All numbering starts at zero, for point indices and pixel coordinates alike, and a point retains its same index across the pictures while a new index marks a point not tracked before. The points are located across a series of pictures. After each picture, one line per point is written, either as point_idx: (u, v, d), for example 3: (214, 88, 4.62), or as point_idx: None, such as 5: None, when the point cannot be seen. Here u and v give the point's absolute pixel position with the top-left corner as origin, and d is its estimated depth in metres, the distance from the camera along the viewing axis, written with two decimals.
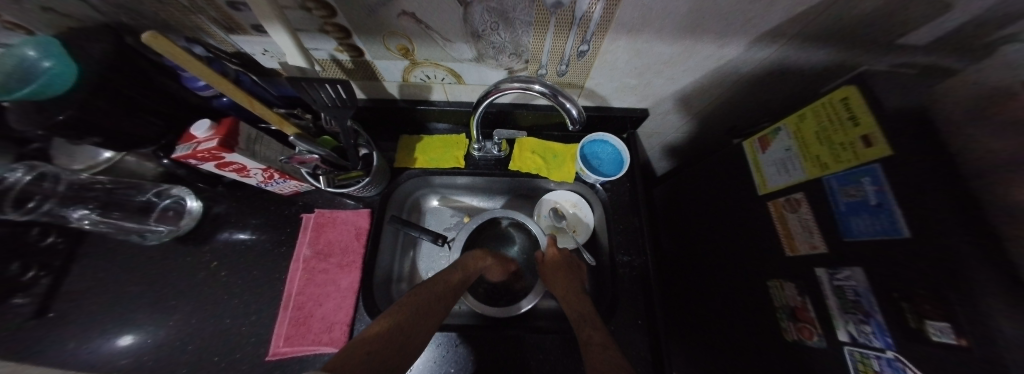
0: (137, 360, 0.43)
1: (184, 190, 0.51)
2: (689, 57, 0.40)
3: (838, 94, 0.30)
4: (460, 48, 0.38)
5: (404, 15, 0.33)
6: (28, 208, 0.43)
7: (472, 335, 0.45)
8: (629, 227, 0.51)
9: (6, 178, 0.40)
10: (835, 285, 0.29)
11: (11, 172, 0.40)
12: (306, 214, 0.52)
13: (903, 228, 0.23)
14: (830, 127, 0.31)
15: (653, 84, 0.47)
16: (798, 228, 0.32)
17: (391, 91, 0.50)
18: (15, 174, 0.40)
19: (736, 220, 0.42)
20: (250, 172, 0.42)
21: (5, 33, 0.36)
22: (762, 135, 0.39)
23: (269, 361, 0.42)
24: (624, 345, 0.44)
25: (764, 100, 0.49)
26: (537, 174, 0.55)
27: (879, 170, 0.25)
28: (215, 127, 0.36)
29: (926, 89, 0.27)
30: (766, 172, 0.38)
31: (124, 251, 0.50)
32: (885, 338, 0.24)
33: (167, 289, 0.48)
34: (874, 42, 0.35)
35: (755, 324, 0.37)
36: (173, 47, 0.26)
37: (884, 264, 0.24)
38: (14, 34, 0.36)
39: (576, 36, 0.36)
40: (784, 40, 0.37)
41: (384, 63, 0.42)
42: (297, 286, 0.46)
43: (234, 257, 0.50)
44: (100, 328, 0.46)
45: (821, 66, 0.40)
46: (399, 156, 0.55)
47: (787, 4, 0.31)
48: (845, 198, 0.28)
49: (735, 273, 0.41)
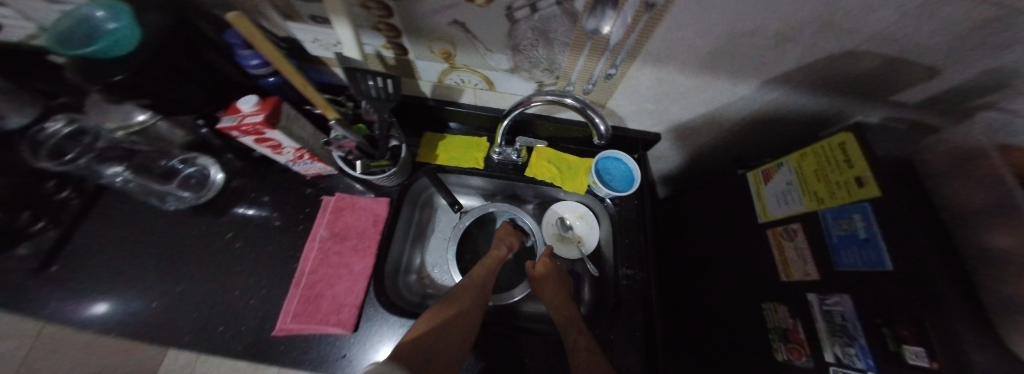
0: (138, 322, 0.43)
1: (209, 160, 0.53)
2: (706, 90, 0.44)
3: (837, 138, 0.33)
4: (499, 58, 0.41)
5: (454, 23, 0.36)
6: (64, 160, 0.45)
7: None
8: (635, 241, 0.54)
9: (46, 128, 0.43)
10: (824, 309, 0.31)
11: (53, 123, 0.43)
12: (326, 197, 0.53)
13: (887, 262, 0.27)
14: (828, 166, 0.34)
15: (669, 111, 0.50)
16: (794, 256, 0.35)
17: (423, 89, 0.52)
18: (55, 126, 0.44)
19: (738, 245, 0.44)
20: (283, 150, 0.44)
21: None
22: (767, 167, 0.42)
23: (274, 336, 0.43)
24: (622, 354, 0.46)
25: (770, 136, 0.53)
26: (550, 183, 0.57)
27: (869, 208, 0.29)
28: (260, 104, 0.38)
29: (912, 145, 0.31)
30: (768, 202, 0.41)
31: (139, 211, 0.51)
32: (867, 359, 0.27)
33: (178, 254, 0.48)
34: (873, 96, 0.39)
35: (747, 342, 0.40)
36: (250, 27, 0.28)
37: (871, 294, 0.27)
38: None
39: (606, 61, 0.39)
40: (791, 85, 0.40)
41: (423, 63, 0.45)
42: (311, 265, 0.47)
43: (249, 231, 0.51)
44: (104, 287, 0.46)
45: (823, 112, 0.44)
46: (422, 152, 0.57)
47: (795, 55, 0.35)
48: (838, 230, 0.31)
49: (732, 293, 0.44)
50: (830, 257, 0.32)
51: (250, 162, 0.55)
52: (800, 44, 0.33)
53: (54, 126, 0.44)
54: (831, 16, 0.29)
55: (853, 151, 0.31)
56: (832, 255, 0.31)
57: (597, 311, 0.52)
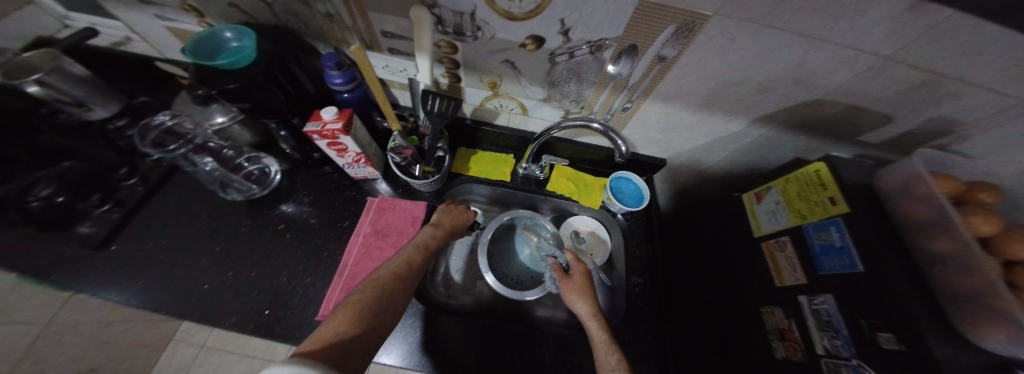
0: (192, 300, 0.47)
1: (272, 161, 0.61)
2: (706, 124, 0.53)
3: (812, 166, 0.42)
4: (536, 89, 0.51)
5: (505, 62, 0.46)
6: (167, 149, 0.51)
7: (446, 317, 0.50)
8: (644, 253, 0.60)
9: (155, 119, 0.52)
10: (812, 308, 0.37)
11: (160, 115, 0.52)
12: (370, 198, 0.59)
13: (857, 265, 0.33)
14: (808, 188, 0.42)
15: (674, 141, 0.59)
16: (784, 264, 0.42)
17: (464, 111, 0.61)
18: (161, 118, 0.53)
19: (736, 257, 0.51)
20: (346, 153, 0.51)
21: (178, 13, 0.48)
22: (758, 190, 0.49)
23: (316, 322, 0.46)
24: (635, 357, 0.49)
25: (760, 166, 0.61)
26: (568, 197, 0.64)
27: (841, 222, 0.36)
28: (338, 113, 0.45)
29: (873, 175, 0.38)
30: (760, 219, 0.48)
31: (198, 201, 0.57)
32: (851, 348, 0.32)
33: (231, 241, 0.53)
34: (841, 136, 0.48)
35: (747, 345, 0.45)
36: (361, 56, 0.36)
37: (849, 293, 0.33)
38: (185, 15, 0.48)
39: (624, 96, 0.49)
40: (775, 124, 0.49)
41: (471, 90, 0.54)
42: (354, 257, 0.51)
43: (298, 224, 0.56)
44: (161, 267, 0.50)
45: (803, 148, 0.53)
46: (456, 164, 0.65)
47: (776, 99, 0.44)
48: (819, 241, 0.38)
49: (733, 300, 0.49)
50: (814, 263, 0.38)
51: (303, 164, 0.62)
52: (778, 93, 0.43)
53: (160, 118, 0.53)
54: (799, 72, 0.38)
55: (826, 176, 0.39)
56: (815, 262, 0.38)
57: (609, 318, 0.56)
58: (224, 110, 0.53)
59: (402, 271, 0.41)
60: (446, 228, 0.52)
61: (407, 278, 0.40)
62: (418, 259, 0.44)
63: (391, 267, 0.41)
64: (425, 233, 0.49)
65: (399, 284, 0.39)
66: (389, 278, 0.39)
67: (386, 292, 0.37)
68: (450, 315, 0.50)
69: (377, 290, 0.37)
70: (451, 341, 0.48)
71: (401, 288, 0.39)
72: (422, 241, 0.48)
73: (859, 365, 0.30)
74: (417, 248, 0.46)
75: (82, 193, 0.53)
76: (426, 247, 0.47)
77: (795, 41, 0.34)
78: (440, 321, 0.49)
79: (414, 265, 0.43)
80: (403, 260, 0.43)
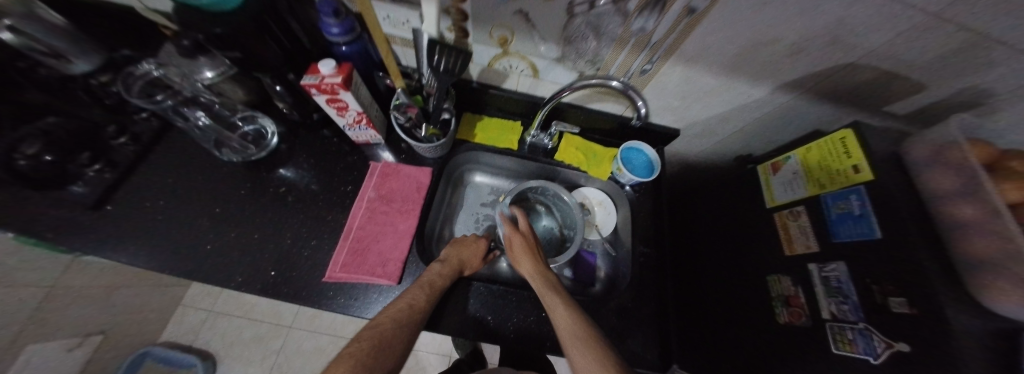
0: (196, 260, 0.46)
1: (268, 121, 0.58)
2: (727, 90, 0.50)
3: (837, 134, 0.40)
4: (550, 47, 0.47)
5: (518, 13, 0.41)
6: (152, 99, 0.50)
7: (446, 312, 0.47)
8: (651, 225, 0.59)
9: (142, 68, 0.51)
10: (822, 276, 0.37)
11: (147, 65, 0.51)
12: (372, 163, 0.57)
13: (876, 231, 0.32)
14: (830, 157, 0.40)
15: (691, 109, 0.56)
16: (796, 233, 0.41)
17: (471, 72, 0.57)
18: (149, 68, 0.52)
19: (745, 228, 0.51)
20: (347, 113, 0.48)
21: None
22: (775, 161, 0.48)
23: (323, 283, 0.46)
24: (638, 322, 0.50)
25: (776, 139, 0.59)
26: (577, 168, 0.63)
27: (863, 190, 0.35)
28: (338, 67, 0.42)
29: (901, 143, 0.37)
30: (775, 190, 0.47)
31: (194, 162, 0.55)
32: (859, 312, 0.32)
33: (232, 203, 0.51)
34: (868, 105, 0.46)
35: (749, 311, 0.46)
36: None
37: (864, 259, 0.33)
38: None
39: (645, 57, 0.45)
40: (801, 91, 0.47)
41: (479, 47, 0.50)
42: (359, 221, 0.50)
43: (299, 187, 0.54)
44: (161, 228, 0.49)
45: (825, 118, 0.51)
46: (461, 130, 0.62)
47: (808, 62, 0.41)
48: (836, 209, 0.37)
49: (739, 270, 0.50)
50: (828, 231, 0.37)
51: (302, 127, 0.60)
52: (812, 55, 0.40)
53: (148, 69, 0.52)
54: (841, 31, 0.35)
55: (852, 143, 0.37)
56: (830, 230, 0.37)
57: (613, 286, 0.57)
58: (213, 64, 0.49)
59: (405, 316, 0.37)
60: (459, 263, 0.48)
61: (412, 323, 0.37)
62: (423, 300, 0.40)
63: (392, 310, 0.38)
64: (433, 270, 0.45)
65: (402, 332, 0.36)
66: (392, 324, 0.36)
67: (382, 347, 0.33)
68: (466, 279, 0.50)
69: (375, 344, 0.33)
70: (458, 305, 0.48)
71: (402, 338, 0.35)
72: (435, 276, 0.44)
73: (866, 329, 0.31)
74: (427, 282, 0.43)
75: (69, 151, 0.50)
76: (439, 284, 0.44)
77: None
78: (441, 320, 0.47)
79: (422, 306, 0.40)
80: (407, 300, 0.39)
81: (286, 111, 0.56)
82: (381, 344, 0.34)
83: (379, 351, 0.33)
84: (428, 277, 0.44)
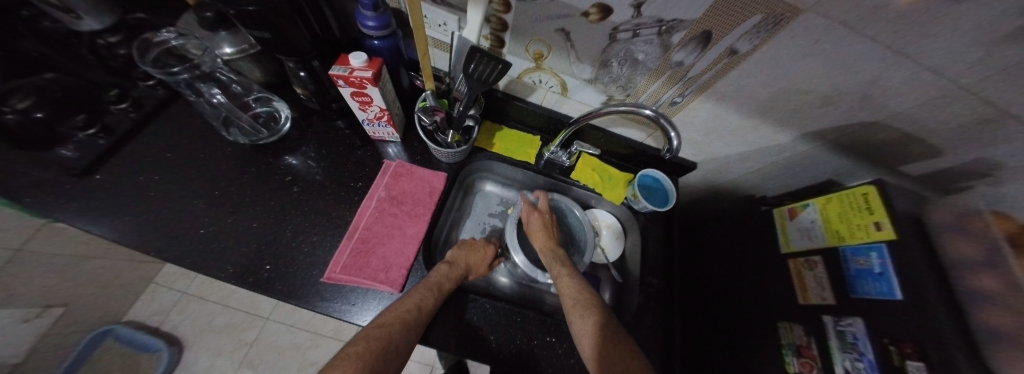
0: (187, 244, 0.43)
1: (282, 105, 0.56)
2: (750, 131, 0.51)
3: (860, 189, 0.41)
4: (585, 68, 0.47)
5: (559, 31, 0.41)
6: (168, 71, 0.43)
7: (446, 323, 0.45)
8: (660, 255, 0.59)
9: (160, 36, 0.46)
10: (837, 329, 0.37)
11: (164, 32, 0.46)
12: (386, 160, 0.55)
13: (897, 293, 0.32)
14: (850, 211, 0.41)
15: (712, 145, 0.57)
16: (812, 283, 0.42)
17: (499, 82, 0.56)
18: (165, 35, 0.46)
19: (761, 271, 0.51)
20: (369, 108, 0.46)
21: None
22: (792, 207, 0.49)
23: (321, 284, 0.43)
24: (642, 354, 0.49)
25: (790, 183, 0.60)
26: (592, 189, 0.62)
27: (884, 249, 0.35)
28: (368, 61, 0.40)
29: (922, 206, 0.38)
30: (792, 236, 0.47)
31: (198, 138, 0.52)
32: (874, 372, 0.32)
33: (234, 186, 0.49)
34: (887, 163, 0.47)
35: (760, 357, 0.45)
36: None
37: (882, 319, 0.33)
38: None
39: (677, 90, 0.46)
40: (821, 141, 0.48)
41: (513, 59, 0.50)
42: (366, 221, 0.48)
43: (307, 178, 0.52)
44: (153, 204, 0.45)
45: (843, 170, 0.52)
46: (480, 138, 0.62)
47: (834, 115, 0.42)
48: (855, 264, 0.37)
49: (751, 313, 0.50)
50: (846, 286, 0.38)
51: (318, 115, 0.58)
52: (840, 109, 0.41)
53: (165, 36, 0.47)
54: (871, 89, 0.36)
55: (875, 201, 0.38)
56: (848, 284, 0.37)
57: (619, 314, 0.56)
58: (234, 40, 0.47)
59: (412, 318, 0.35)
60: (465, 266, 0.47)
61: (417, 327, 0.35)
62: (431, 302, 0.39)
63: (400, 310, 0.35)
64: (440, 272, 0.43)
65: (408, 335, 0.33)
66: (398, 324, 0.34)
67: (388, 350, 0.31)
68: (464, 292, 0.48)
69: (382, 345, 0.31)
70: (461, 320, 0.46)
71: (406, 343, 0.33)
72: (439, 278, 0.42)
73: None
74: (434, 284, 0.41)
75: (63, 111, 0.47)
76: (446, 288, 0.42)
77: (881, 54, 0.31)
78: (433, 329, 0.45)
79: (428, 309, 0.38)
80: (415, 302, 0.37)
81: (304, 97, 0.54)
82: (388, 344, 0.31)
83: (386, 353, 0.30)
84: (432, 278, 0.42)
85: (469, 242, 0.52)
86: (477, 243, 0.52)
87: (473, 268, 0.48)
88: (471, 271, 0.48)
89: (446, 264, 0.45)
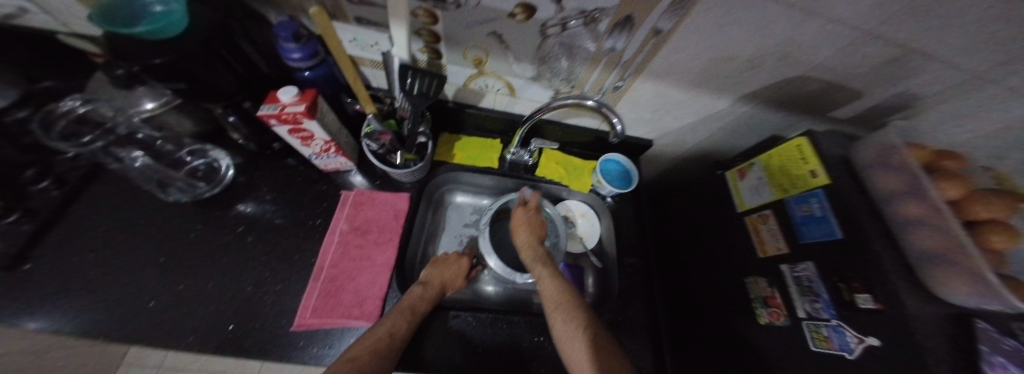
0: (137, 320, 0.40)
1: (220, 153, 0.54)
2: (694, 102, 0.53)
3: (793, 141, 0.43)
4: (526, 67, 0.48)
5: (491, 35, 0.41)
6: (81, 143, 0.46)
7: (431, 344, 0.44)
8: (633, 234, 0.60)
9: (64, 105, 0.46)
10: (794, 276, 0.39)
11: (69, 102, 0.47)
12: (345, 191, 0.54)
13: (837, 232, 0.35)
14: (789, 162, 0.43)
15: (662, 120, 0.59)
16: (768, 236, 0.44)
17: (447, 92, 0.56)
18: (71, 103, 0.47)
19: (725, 233, 0.53)
20: (313, 142, 0.45)
21: None
22: (741, 167, 0.52)
23: (292, 332, 0.41)
24: (629, 334, 0.50)
25: (740, 144, 0.63)
26: (559, 182, 0.63)
27: (822, 194, 0.37)
28: (300, 95, 0.38)
29: (848, 148, 0.41)
30: (745, 194, 0.50)
31: (134, 204, 0.48)
32: (831, 309, 0.34)
33: (182, 248, 0.46)
34: (817, 112, 0.50)
35: (736, 315, 0.47)
36: (326, 23, 0.30)
37: (830, 260, 0.35)
38: None
39: (617, 74, 0.47)
40: (757, 102, 0.51)
41: (454, 68, 0.49)
42: (331, 258, 0.46)
43: (262, 225, 0.49)
44: (92, 284, 0.42)
45: (781, 125, 0.55)
46: (439, 151, 0.61)
47: (763, 76, 0.44)
48: (800, 212, 0.40)
49: (722, 274, 0.52)
50: (795, 233, 0.40)
51: (264, 157, 0.55)
52: (766, 69, 0.43)
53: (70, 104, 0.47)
54: (790, 47, 0.38)
55: (807, 151, 0.40)
56: (797, 232, 0.40)
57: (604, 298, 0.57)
58: (155, 94, 0.44)
59: (384, 343, 0.34)
60: (438, 285, 0.46)
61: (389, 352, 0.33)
62: (404, 327, 0.38)
63: (368, 341, 0.34)
64: (414, 294, 0.43)
65: (380, 361, 0.32)
66: (367, 352, 0.32)
67: None
68: (444, 309, 0.47)
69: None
70: (445, 337, 0.45)
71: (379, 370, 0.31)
72: (411, 301, 0.42)
73: (839, 325, 0.33)
74: (408, 308, 0.40)
75: None
76: (420, 310, 0.41)
77: (789, 15, 0.33)
78: (417, 355, 0.43)
79: (400, 333, 0.37)
80: (385, 330, 0.36)
81: (243, 142, 0.52)
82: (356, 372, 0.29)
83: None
84: (404, 303, 0.41)
85: (443, 259, 0.51)
86: (450, 259, 0.52)
87: (448, 286, 0.48)
88: (445, 289, 0.47)
89: (418, 288, 0.44)
